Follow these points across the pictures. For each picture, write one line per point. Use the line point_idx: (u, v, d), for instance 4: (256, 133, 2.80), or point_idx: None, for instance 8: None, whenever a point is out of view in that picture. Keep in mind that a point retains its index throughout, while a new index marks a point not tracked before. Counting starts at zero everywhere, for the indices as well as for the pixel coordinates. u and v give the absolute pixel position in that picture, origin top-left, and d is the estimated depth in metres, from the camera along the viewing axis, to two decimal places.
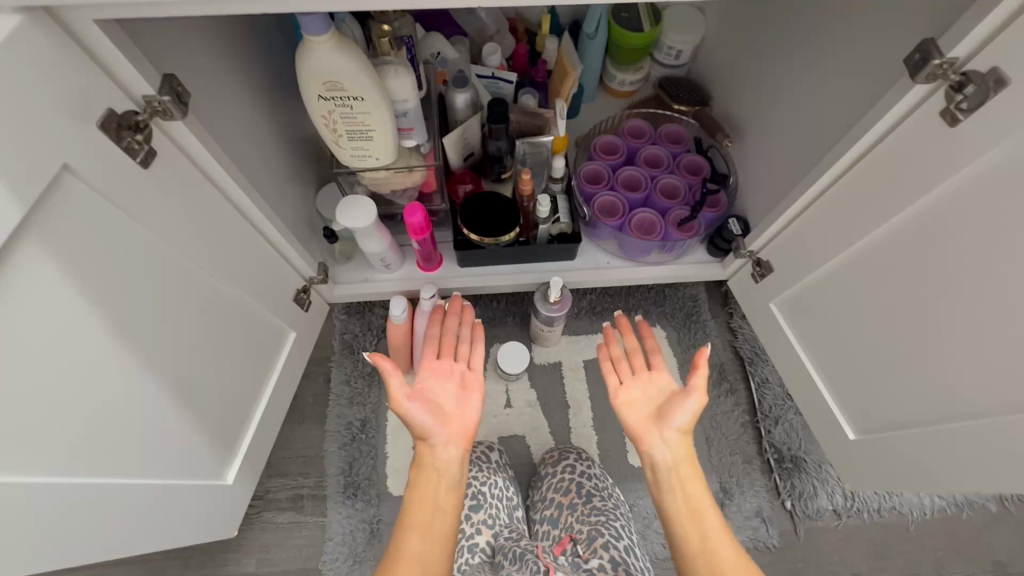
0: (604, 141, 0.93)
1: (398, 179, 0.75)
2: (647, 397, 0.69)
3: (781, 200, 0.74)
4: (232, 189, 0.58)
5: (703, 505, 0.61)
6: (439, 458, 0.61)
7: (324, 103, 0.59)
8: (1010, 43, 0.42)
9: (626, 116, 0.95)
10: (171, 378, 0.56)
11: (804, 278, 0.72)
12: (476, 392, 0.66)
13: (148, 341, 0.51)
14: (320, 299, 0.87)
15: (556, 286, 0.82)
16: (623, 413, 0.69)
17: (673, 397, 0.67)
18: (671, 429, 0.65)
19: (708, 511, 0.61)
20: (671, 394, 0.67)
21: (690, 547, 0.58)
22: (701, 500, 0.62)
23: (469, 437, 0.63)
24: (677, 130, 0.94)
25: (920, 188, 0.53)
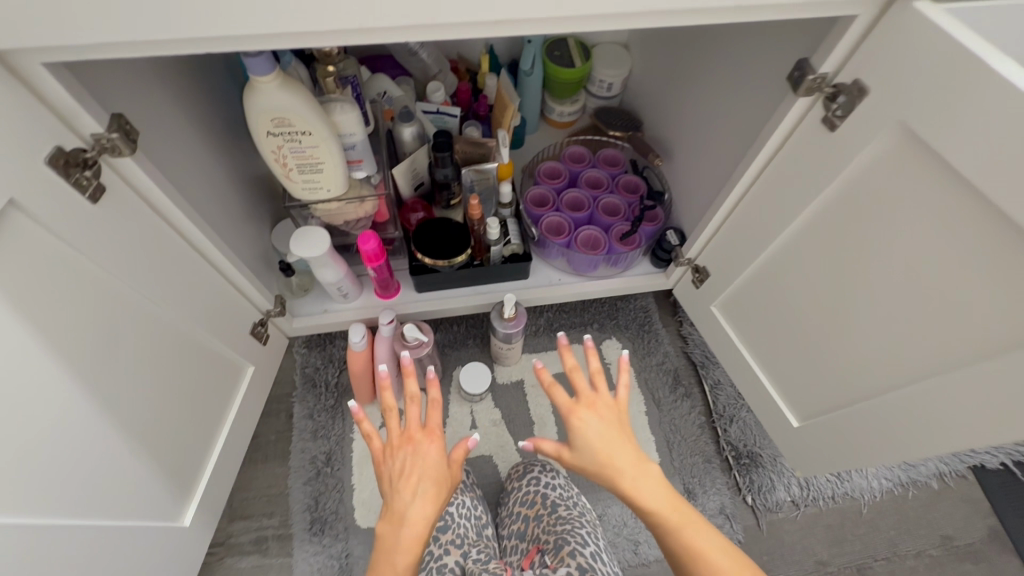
0: (547, 167, 0.99)
1: (350, 209, 0.78)
2: None
3: (708, 208, 0.80)
4: (185, 224, 0.60)
5: (680, 526, 0.53)
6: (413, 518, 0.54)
7: (273, 138, 0.63)
8: (868, 58, 0.50)
9: (567, 144, 1.03)
10: (125, 414, 0.56)
11: (737, 277, 0.79)
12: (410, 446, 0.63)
13: (99, 376, 0.51)
14: (279, 333, 0.88)
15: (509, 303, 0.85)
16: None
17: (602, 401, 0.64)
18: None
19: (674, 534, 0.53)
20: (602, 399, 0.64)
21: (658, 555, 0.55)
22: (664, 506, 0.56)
23: None
24: (614, 154, 1.01)
25: (818, 188, 0.60)
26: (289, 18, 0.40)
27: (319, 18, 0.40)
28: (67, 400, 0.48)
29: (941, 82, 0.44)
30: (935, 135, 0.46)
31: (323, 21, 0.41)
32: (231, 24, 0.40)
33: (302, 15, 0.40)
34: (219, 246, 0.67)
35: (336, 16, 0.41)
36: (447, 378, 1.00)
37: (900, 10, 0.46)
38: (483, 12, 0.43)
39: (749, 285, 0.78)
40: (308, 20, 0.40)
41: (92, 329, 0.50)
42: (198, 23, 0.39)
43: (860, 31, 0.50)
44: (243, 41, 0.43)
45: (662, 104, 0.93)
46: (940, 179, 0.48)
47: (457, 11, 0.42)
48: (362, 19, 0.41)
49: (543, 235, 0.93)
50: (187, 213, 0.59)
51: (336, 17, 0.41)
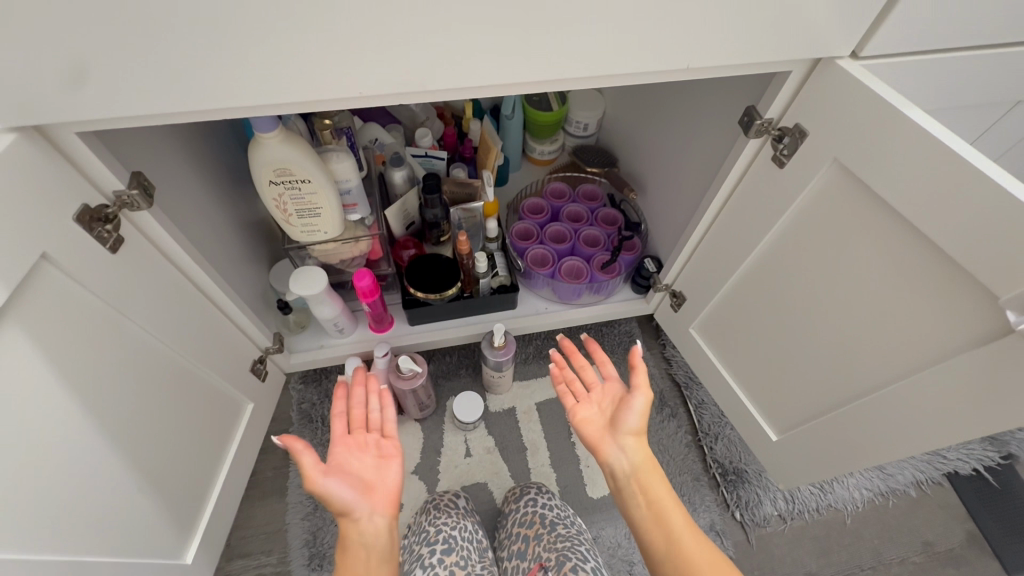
0: (530, 203, 1.05)
1: (345, 249, 0.83)
2: (601, 409, 0.73)
3: (680, 238, 0.87)
4: (193, 269, 0.64)
5: (672, 513, 0.64)
6: (365, 532, 0.60)
7: (275, 187, 0.68)
8: (806, 106, 0.57)
9: (548, 181, 1.10)
10: (135, 452, 0.58)
11: (710, 302, 0.85)
12: (394, 458, 0.65)
13: (114, 416, 0.54)
14: (277, 369, 0.91)
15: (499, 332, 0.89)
16: (583, 425, 0.72)
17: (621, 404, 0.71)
18: (624, 434, 0.68)
19: (673, 515, 0.64)
20: (619, 402, 0.71)
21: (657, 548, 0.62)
22: (665, 505, 0.65)
23: (395, 501, 0.63)
24: (593, 189, 1.08)
25: (774, 217, 0.66)
26: (298, 88, 0.46)
27: (323, 88, 0.46)
28: (83, 439, 0.51)
29: (865, 126, 0.51)
30: (865, 171, 0.52)
31: (327, 90, 0.46)
32: (246, 95, 0.45)
33: (309, 86, 0.46)
34: (223, 288, 0.71)
35: (339, 85, 0.46)
36: (442, 407, 1.03)
37: (827, 66, 0.53)
38: (467, 79, 0.49)
39: (722, 308, 0.83)
40: (314, 89, 0.46)
41: (108, 371, 0.53)
42: (217, 95, 0.45)
43: (796, 83, 0.57)
44: (254, 108, 0.48)
45: (634, 142, 1.00)
46: (874, 209, 0.54)
47: (444, 79, 0.48)
48: (361, 87, 0.47)
49: (529, 267, 0.98)
50: (195, 259, 0.64)
51: (339, 86, 0.46)
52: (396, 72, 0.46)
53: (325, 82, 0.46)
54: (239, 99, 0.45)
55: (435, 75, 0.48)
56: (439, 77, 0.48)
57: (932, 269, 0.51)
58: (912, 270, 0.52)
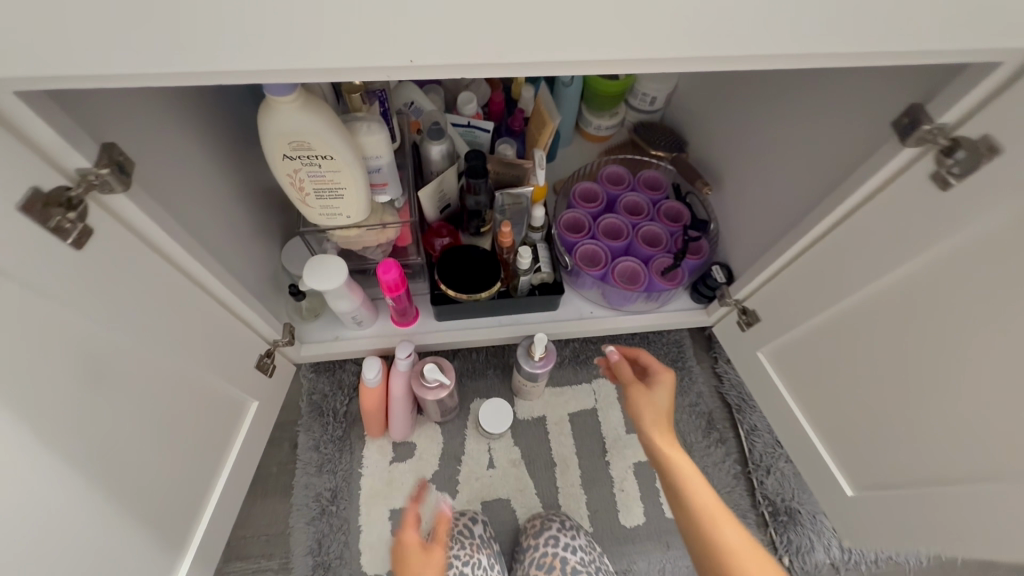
0: (583, 188, 0.91)
1: (370, 235, 0.70)
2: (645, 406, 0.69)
3: (766, 251, 0.73)
4: (186, 260, 0.53)
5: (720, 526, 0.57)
6: None
7: (289, 162, 0.55)
8: (1007, 112, 0.42)
9: (603, 163, 0.95)
10: (121, 478, 0.50)
11: (793, 330, 0.71)
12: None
13: (95, 443, 0.45)
14: (286, 361, 0.81)
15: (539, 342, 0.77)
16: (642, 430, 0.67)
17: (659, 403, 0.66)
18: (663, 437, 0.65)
19: (723, 528, 0.57)
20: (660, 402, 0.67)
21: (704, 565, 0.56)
22: (715, 518, 0.58)
23: None
24: (655, 176, 0.93)
25: (911, 249, 0.52)
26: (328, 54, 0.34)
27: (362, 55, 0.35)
28: (58, 480, 0.42)
29: None
30: None
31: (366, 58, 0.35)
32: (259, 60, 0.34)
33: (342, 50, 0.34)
34: (224, 279, 0.60)
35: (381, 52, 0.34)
36: (465, 411, 0.93)
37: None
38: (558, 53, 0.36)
39: (809, 339, 0.70)
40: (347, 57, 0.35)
41: (81, 395, 0.43)
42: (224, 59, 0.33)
43: (998, 78, 0.42)
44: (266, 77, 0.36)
45: (714, 127, 0.84)
46: None
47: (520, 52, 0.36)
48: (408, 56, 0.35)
49: (577, 264, 0.85)
50: (191, 249, 0.53)
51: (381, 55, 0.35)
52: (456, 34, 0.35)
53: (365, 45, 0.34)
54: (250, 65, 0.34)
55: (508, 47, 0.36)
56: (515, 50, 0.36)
57: None
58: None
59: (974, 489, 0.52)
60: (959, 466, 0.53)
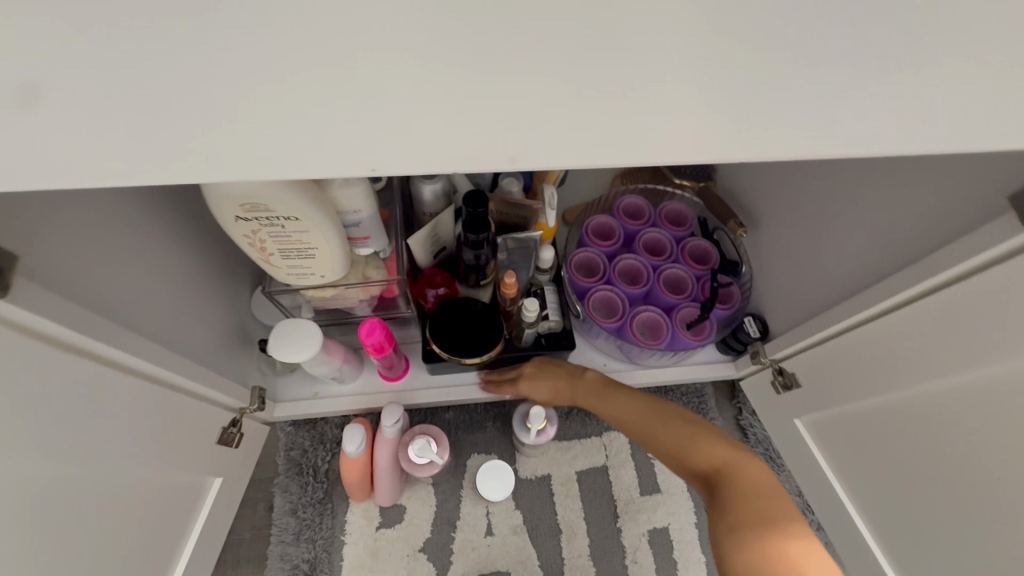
0: (598, 223, 0.80)
1: (350, 292, 0.60)
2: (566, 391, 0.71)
3: (816, 314, 0.62)
4: (106, 348, 0.43)
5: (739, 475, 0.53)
6: None
7: (245, 224, 0.45)
8: None
9: (620, 193, 0.84)
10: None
11: (840, 406, 0.61)
12: None
13: None
14: (257, 421, 0.71)
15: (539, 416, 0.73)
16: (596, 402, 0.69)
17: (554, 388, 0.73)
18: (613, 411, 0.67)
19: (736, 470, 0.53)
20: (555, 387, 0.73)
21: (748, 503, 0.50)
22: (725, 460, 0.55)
23: None
24: (679, 209, 0.82)
25: (1000, 349, 0.42)
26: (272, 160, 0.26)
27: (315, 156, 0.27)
28: None
29: None
30: None
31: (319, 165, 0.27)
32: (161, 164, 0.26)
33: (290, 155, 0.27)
34: (163, 359, 0.50)
35: (342, 155, 0.27)
36: (460, 469, 0.83)
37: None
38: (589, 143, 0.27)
39: (858, 420, 0.60)
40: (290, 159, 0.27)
41: None
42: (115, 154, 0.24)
43: None
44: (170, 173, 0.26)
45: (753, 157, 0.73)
46: None
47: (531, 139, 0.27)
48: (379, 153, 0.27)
49: (590, 314, 0.75)
50: (108, 336, 0.42)
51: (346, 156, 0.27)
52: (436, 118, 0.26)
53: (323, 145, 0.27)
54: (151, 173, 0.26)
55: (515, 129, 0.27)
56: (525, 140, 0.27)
57: None
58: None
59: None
60: None
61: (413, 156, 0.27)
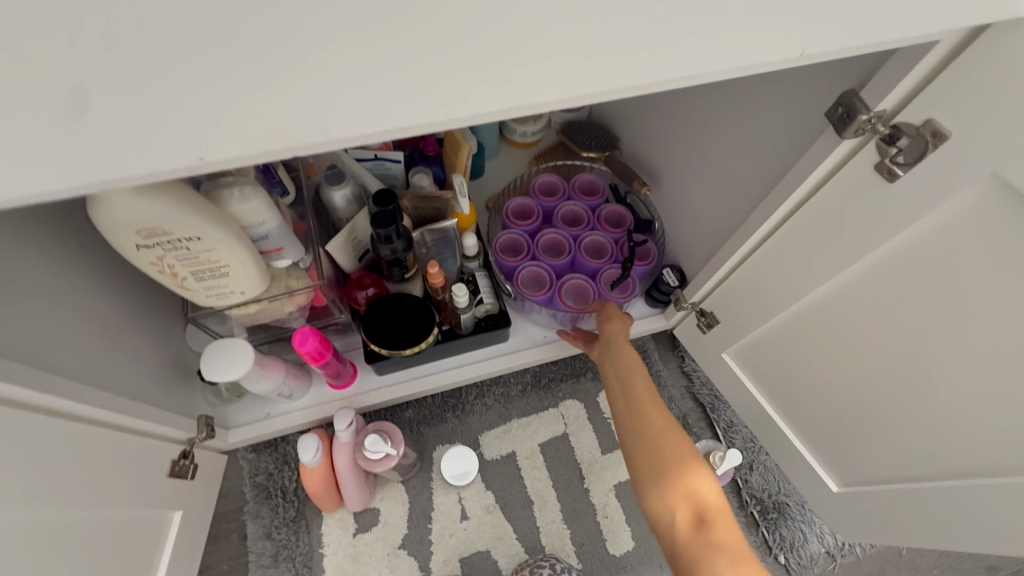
0: (517, 204, 0.84)
1: (276, 306, 0.62)
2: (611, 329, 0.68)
3: (716, 252, 0.68)
4: (30, 394, 0.43)
5: (701, 541, 0.50)
6: None
7: (148, 251, 0.46)
8: (943, 93, 0.37)
9: (535, 173, 0.88)
10: None
11: (753, 330, 0.67)
12: None
13: None
14: (211, 451, 0.72)
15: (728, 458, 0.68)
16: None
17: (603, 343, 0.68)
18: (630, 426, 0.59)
19: (683, 480, 0.53)
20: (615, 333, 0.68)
21: (680, 525, 0.52)
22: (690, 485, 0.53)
23: None
24: (591, 179, 0.86)
25: (868, 245, 0.47)
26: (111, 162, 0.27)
27: (148, 145, 0.27)
28: None
29: None
30: None
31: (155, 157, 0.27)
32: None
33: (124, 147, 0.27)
34: (93, 398, 0.49)
35: (178, 148, 0.27)
36: (427, 463, 0.85)
37: (1018, 30, 0.32)
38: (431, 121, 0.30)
39: (770, 340, 0.66)
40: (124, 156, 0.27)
41: None
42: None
43: (935, 58, 0.37)
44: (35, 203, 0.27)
45: (642, 120, 0.78)
46: None
47: (360, 120, 0.29)
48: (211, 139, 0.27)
49: (519, 291, 0.79)
50: (29, 381, 0.43)
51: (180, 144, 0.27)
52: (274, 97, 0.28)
53: (153, 132, 0.27)
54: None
55: (346, 109, 0.28)
56: (345, 117, 0.28)
57: None
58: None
59: (980, 484, 0.49)
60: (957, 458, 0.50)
61: (244, 140, 0.28)
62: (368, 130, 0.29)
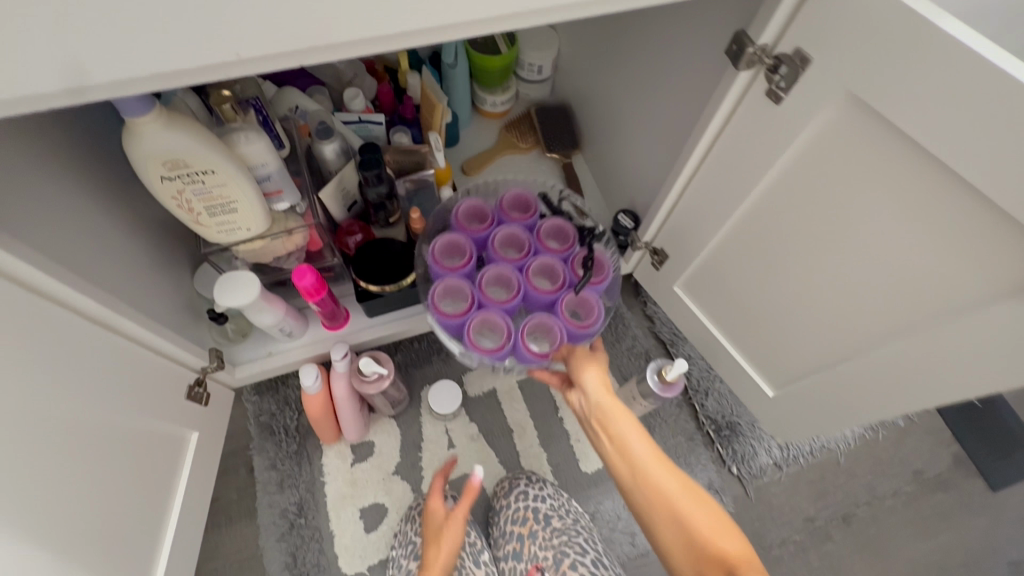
0: (445, 242, 0.76)
1: (277, 245, 0.71)
2: (595, 375, 0.65)
3: (658, 192, 0.78)
4: (80, 298, 0.52)
5: None
6: None
7: (170, 183, 0.54)
8: (805, 25, 0.47)
9: (454, 203, 0.81)
10: (56, 529, 0.49)
11: (697, 258, 0.77)
12: None
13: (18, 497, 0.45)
14: (220, 386, 0.80)
15: (675, 367, 0.76)
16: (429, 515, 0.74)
17: (594, 402, 0.64)
18: (646, 497, 0.58)
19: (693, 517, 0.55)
20: (602, 387, 0.64)
21: None
22: (710, 532, 0.54)
23: None
24: (518, 194, 0.81)
25: (769, 162, 0.57)
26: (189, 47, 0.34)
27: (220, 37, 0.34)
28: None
29: (895, 48, 0.41)
30: (883, 105, 0.44)
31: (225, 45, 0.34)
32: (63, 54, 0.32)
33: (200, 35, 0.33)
34: (124, 315, 0.58)
35: (243, 39, 0.34)
36: (416, 400, 0.94)
37: None
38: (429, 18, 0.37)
39: (709, 267, 0.76)
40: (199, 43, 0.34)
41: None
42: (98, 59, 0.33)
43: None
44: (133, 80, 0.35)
45: (596, 83, 0.88)
46: (889, 144, 0.46)
47: (382, 21, 0.36)
48: (195, 62, 0.35)
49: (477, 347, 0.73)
50: (75, 289, 0.51)
51: (237, 41, 0.34)
52: (255, 33, 0.34)
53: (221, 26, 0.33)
54: (55, 74, 0.33)
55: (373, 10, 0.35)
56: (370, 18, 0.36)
57: (964, 214, 0.44)
58: (951, 212, 0.45)
59: (871, 357, 0.59)
60: (852, 339, 0.61)
61: (294, 37, 0.35)
62: (387, 28, 0.37)
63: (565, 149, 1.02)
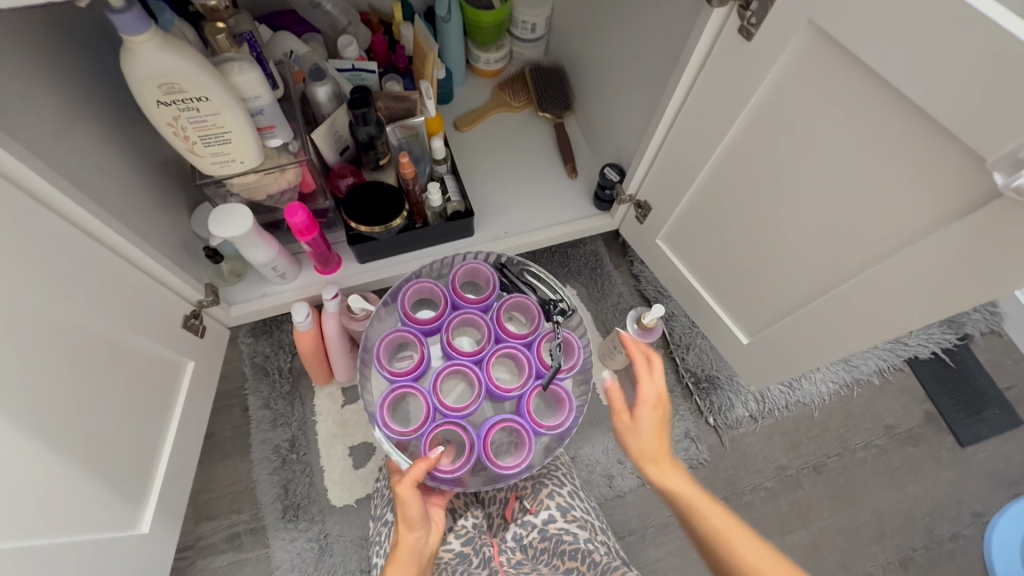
0: (394, 336, 0.76)
1: (271, 180, 0.73)
2: (646, 400, 0.57)
3: (642, 143, 0.80)
4: (78, 211, 0.55)
5: None
6: None
7: (166, 108, 0.57)
8: None
9: (410, 280, 0.80)
10: (59, 424, 0.53)
11: (677, 206, 0.79)
12: None
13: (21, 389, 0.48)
14: (216, 324, 0.83)
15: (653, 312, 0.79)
16: (401, 503, 0.58)
17: (636, 429, 0.57)
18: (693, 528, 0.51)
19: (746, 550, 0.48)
20: (654, 406, 0.57)
21: None
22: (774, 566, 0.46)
23: None
24: (474, 266, 0.81)
25: (741, 100, 0.59)
26: None
27: None
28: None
29: None
30: (842, 33, 0.46)
31: None
32: None
33: None
34: (122, 236, 0.61)
35: None
36: None
37: None
38: None
39: (689, 215, 0.79)
40: None
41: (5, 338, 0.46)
42: None
43: None
44: None
45: (586, 37, 0.90)
46: (849, 73, 0.48)
47: None
48: None
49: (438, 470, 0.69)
50: (74, 203, 0.54)
51: None
52: None
53: None
54: None
55: None
56: None
57: (915, 137, 0.47)
58: (905, 138, 0.47)
59: (835, 293, 0.62)
60: (818, 276, 0.63)
61: None
62: None
63: (556, 108, 1.01)
